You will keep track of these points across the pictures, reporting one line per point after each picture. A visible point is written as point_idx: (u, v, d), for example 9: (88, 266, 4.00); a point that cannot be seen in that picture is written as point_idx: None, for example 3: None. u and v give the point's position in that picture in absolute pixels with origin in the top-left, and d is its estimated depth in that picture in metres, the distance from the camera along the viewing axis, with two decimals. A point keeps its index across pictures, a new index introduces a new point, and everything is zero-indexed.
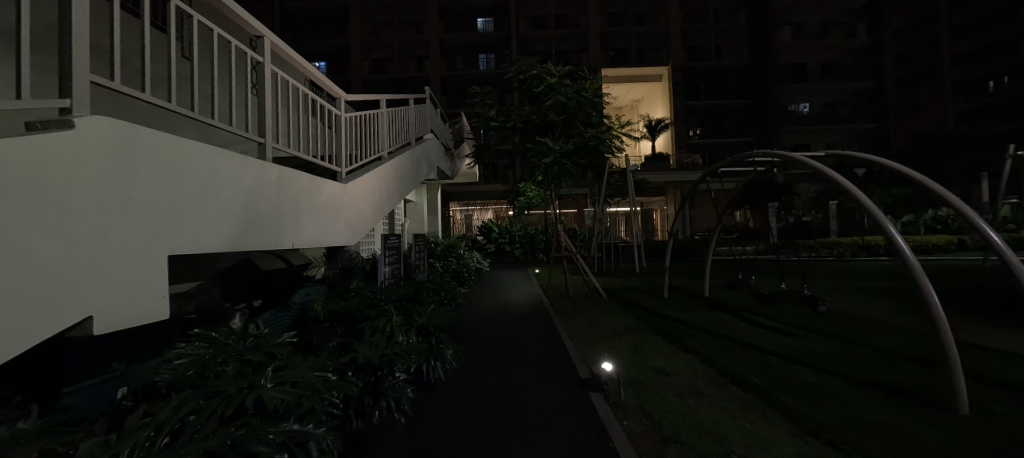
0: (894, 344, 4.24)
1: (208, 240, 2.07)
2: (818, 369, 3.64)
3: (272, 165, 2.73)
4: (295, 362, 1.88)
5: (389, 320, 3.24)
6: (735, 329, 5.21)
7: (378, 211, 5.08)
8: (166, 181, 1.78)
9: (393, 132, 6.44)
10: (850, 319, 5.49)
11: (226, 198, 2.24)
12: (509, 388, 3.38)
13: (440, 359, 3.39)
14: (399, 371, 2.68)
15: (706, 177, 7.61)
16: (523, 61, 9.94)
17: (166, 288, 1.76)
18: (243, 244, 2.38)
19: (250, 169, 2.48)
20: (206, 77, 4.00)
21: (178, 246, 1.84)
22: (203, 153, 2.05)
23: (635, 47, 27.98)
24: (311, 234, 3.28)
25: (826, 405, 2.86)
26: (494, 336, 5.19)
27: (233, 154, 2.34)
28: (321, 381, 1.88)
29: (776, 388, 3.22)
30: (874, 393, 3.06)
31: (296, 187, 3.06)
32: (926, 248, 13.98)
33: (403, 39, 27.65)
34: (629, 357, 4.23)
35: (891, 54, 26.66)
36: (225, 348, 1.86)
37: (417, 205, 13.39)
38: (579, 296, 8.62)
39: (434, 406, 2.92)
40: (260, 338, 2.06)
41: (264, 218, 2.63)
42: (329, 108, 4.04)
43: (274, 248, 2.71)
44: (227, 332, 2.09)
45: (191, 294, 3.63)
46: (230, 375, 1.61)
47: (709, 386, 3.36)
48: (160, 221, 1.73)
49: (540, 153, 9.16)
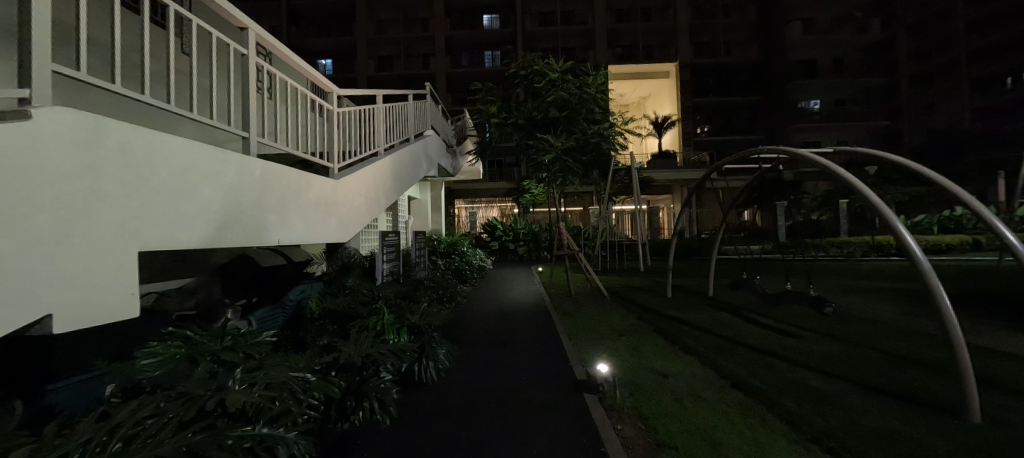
0: (903, 347, 4.09)
1: (182, 236, 2.00)
2: (820, 371, 3.53)
3: (258, 161, 2.68)
4: (270, 363, 1.80)
5: (380, 319, 3.21)
6: (737, 330, 5.07)
7: (373, 207, 5.03)
8: (137, 177, 1.72)
9: (390, 127, 6.38)
10: (857, 320, 5.32)
11: (205, 195, 2.18)
12: (498, 390, 3.27)
13: (433, 359, 3.36)
14: (386, 372, 2.56)
15: (711, 174, 7.25)
16: (525, 57, 9.93)
17: (136, 285, 1.71)
18: (223, 240, 2.33)
19: (231, 165, 2.42)
20: (200, 75, 4.01)
21: (149, 243, 1.78)
22: (176, 149, 1.97)
23: (642, 43, 27.62)
24: (299, 231, 3.23)
25: (829, 411, 2.74)
26: (490, 335, 5.15)
27: (213, 149, 2.27)
28: (300, 382, 1.84)
29: (777, 392, 3.11)
30: (881, 397, 2.94)
31: (283, 182, 3.01)
32: (940, 248, 13.57)
33: (408, 36, 27.50)
34: (627, 357, 4.14)
35: (907, 47, 25.94)
36: (197, 347, 1.79)
37: (421, 202, 13.61)
38: (580, 293, 8.56)
39: (423, 407, 2.85)
40: (237, 339, 2.00)
41: (249, 214, 2.59)
42: (320, 102, 4.00)
43: (258, 244, 2.66)
44: (202, 332, 2.02)
45: (191, 291, 3.71)
46: (198, 375, 1.56)
47: (708, 389, 3.26)
48: (128, 214, 1.66)
49: (540, 150, 8.95)
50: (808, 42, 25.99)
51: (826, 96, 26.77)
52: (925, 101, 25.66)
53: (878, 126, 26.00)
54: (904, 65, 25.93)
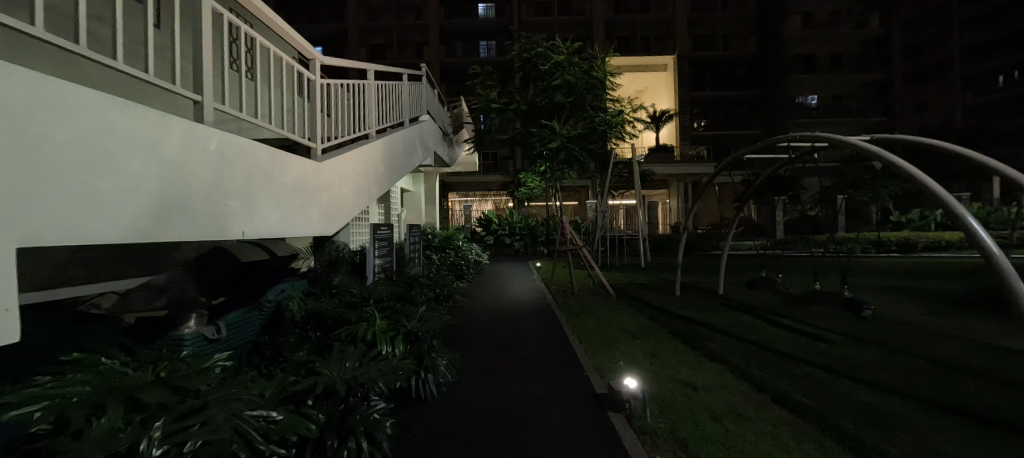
0: (946, 354, 3.80)
1: (98, 228, 1.42)
2: (870, 385, 3.16)
3: (211, 132, 2.11)
4: (216, 401, 1.29)
5: (371, 326, 2.79)
6: (760, 332, 4.76)
7: (362, 195, 4.48)
8: (36, 133, 1.14)
9: (382, 107, 5.77)
10: (889, 324, 4.99)
11: (137, 173, 1.62)
12: (510, 406, 2.86)
13: (432, 372, 2.94)
14: (376, 397, 2.08)
15: (724, 169, 6.89)
16: (528, 39, 9.40)
17: (14, 297, 1.06)
18: (159, 233, 1.76)
19: (176, 133, 1.85)
20: (158, 37, 3.40)
21: (40, 238, 1.16)
22: (94, 104, 1.39)
23: (641, 35, 27.10)
24: (270, 223, 2.70)
25: (898, 435, 2.37)
26: (493, 339, 4.75)
27: (151, 111, 1.71)
28: (260, 422, 1.38)
29: (829, 411, 2.73)
30: (948, 417, 2.59)
31: (248, 161, 2.48)
32: (941, 245, 13.47)
33: (399, 23, 26.48)
34: (649, 366, 3.73)
35: (903, 44, 25.99)
36: (112, 379, 1.26)
37: (414, 194, 13.01)
38: (584, 291, 8.17)
39: (422, 431, 2.43)
40: (178, 366, 1.50)
41: (202, 199, 2.04)
42: (300, 69, 3.42)
43: (215, 237, 2.13)
44: (131, 357, 1.51)
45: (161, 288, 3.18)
46: (93, 431, 1.02)
47: (747, 405, 2.88)
48: (21, 192, 1.10)
49: (543, 138, 8.45)
50: (807, 37, 25.85)
51: (823, 92, 26.75)
52: (917, 99, 25.85)
53: (873, 122, 26.08)
54: (898, 62, 26.03)
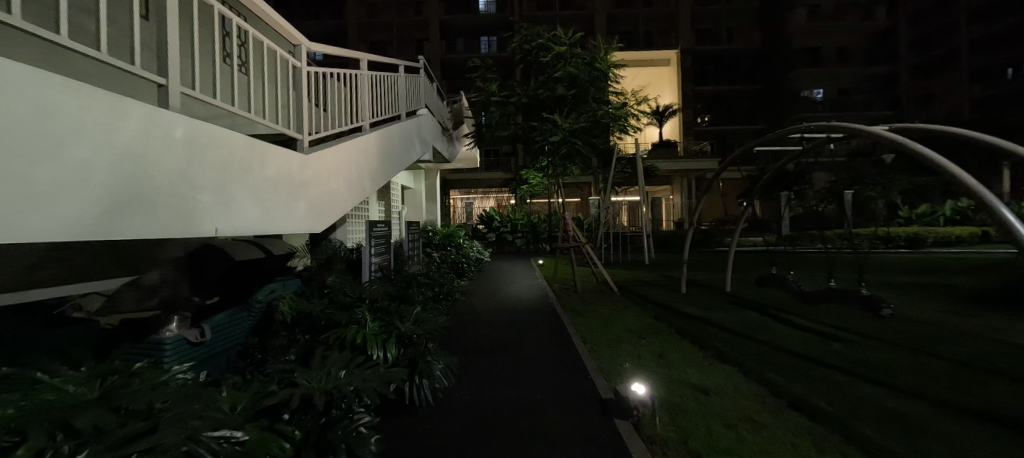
0: (970, 355, 3.60)
1: (36, 224, 1.24)
2: (893, 389, 2.96)
3: (175, 117, 1.92)
4: (169, 420, 1.12)
5: (361, 329, 2.62)
6: (771, 331, 4.57)
7: (354, 190, 4.29)
8: None
9: (376, 98, 5.56)
10: (906, 322, 4.78)
11: (85, 159, 1.44)
12: (509, 414, 2.68)
13: (427, 377, 2.78)
14: (361, 409, 1.90)
15: (730, 164, 6.64)
16: (530, 27, 9.13)
17: None
18: (116, 230, 1.59)
19: (134, 117, 1.67)
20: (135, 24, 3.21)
21: None
22: (33, 81, 1.22)
23: (644, 28, 26.69)
24: (247, 218, 2.52)
25: (931, 445, 2.17)
26: (492, 340, 4.57)
27: (101, 92, 1.52)
28: (224, 441, 1.21)
29: (853, 418, 2.53)
30: (980, 424, 2.40)
31: (222, 151, 2.30)
32: (949, 240, 13.20)
33: (399, 20, 26.25)
34: (656, 368, 3.55)
35: (911, 35, 25.47)
36: (43, 398, 1.07)
37: (414, 191, 12.85)
38: (586, 289, 8.00)
39: (414, 443, 2.25)
40: (132, 379, 1.33)
41: (164, 192, 1.86)
42: (286, 57, 3.22)
43: (180, 233, 1.95)
44: (77, 370, 1.33)
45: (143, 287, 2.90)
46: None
47: (762, 410, 2.70)
48: None
49: (545, 132, 8.27)
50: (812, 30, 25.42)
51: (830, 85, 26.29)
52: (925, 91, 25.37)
53: (879, 116, 25.65)
54: (905, 54, 25.54)
